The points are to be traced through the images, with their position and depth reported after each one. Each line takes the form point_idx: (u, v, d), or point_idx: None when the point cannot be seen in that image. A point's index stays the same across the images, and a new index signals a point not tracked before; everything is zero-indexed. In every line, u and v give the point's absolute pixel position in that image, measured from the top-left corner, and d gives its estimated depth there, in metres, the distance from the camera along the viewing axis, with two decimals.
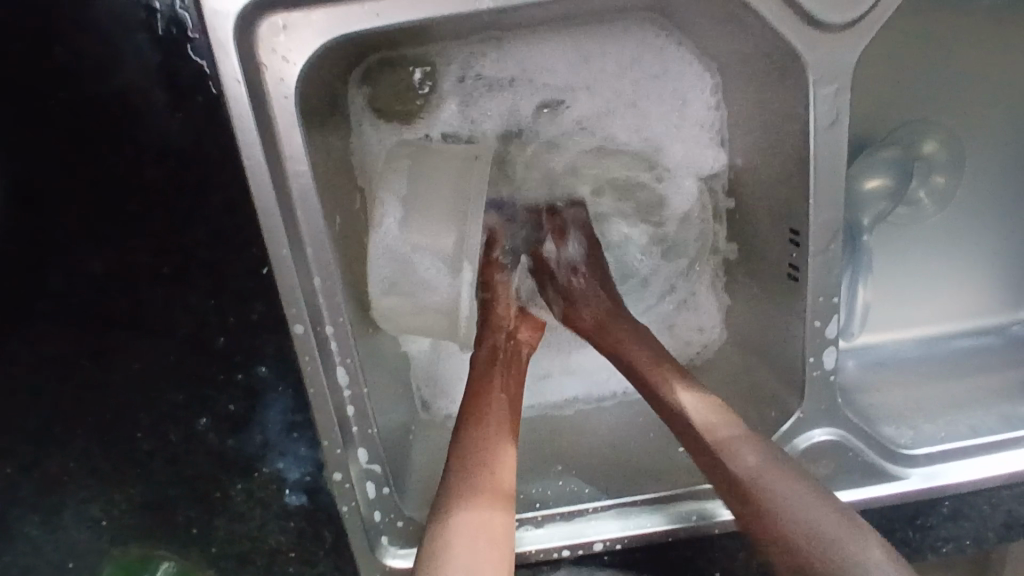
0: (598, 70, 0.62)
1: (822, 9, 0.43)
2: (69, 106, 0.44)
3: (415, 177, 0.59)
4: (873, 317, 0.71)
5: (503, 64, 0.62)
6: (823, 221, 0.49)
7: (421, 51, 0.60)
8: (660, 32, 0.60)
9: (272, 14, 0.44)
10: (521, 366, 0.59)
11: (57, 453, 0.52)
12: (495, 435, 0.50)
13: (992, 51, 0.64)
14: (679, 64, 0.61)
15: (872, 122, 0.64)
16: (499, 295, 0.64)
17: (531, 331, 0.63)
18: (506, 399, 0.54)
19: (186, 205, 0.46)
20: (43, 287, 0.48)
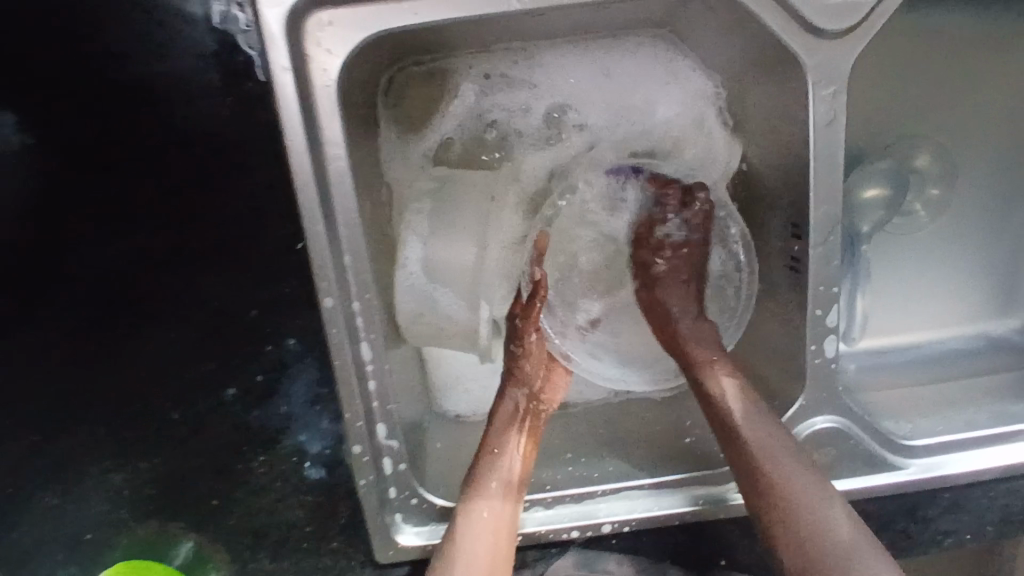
0: (613, 79, 0.66)
1: (822, 17, 0.47)
2: (110, 68, 0.47)
3: (439, 215, 0.61)
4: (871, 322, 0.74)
5: (528, 71, 0.65)
6: (823, 214, 0.52)
7: (450, 61, 0.64)
8: (670, 48, 0.64)
9: (321, 9, 0.46)
10: (540, 427, 0.60)
11: (88, 421, 0.54)
12: (510, 473, 0.56)
13: (984, 71, 0.68)
14: (684, 75, 0.65)
15: (868, 135, 0.68)
16: (532, 349, 0.62)
17: (554, 390, 0.64)
18: (525, 437, 0.58)
19: (230, 180, 0.50)
20: (83, 253, 0.51)
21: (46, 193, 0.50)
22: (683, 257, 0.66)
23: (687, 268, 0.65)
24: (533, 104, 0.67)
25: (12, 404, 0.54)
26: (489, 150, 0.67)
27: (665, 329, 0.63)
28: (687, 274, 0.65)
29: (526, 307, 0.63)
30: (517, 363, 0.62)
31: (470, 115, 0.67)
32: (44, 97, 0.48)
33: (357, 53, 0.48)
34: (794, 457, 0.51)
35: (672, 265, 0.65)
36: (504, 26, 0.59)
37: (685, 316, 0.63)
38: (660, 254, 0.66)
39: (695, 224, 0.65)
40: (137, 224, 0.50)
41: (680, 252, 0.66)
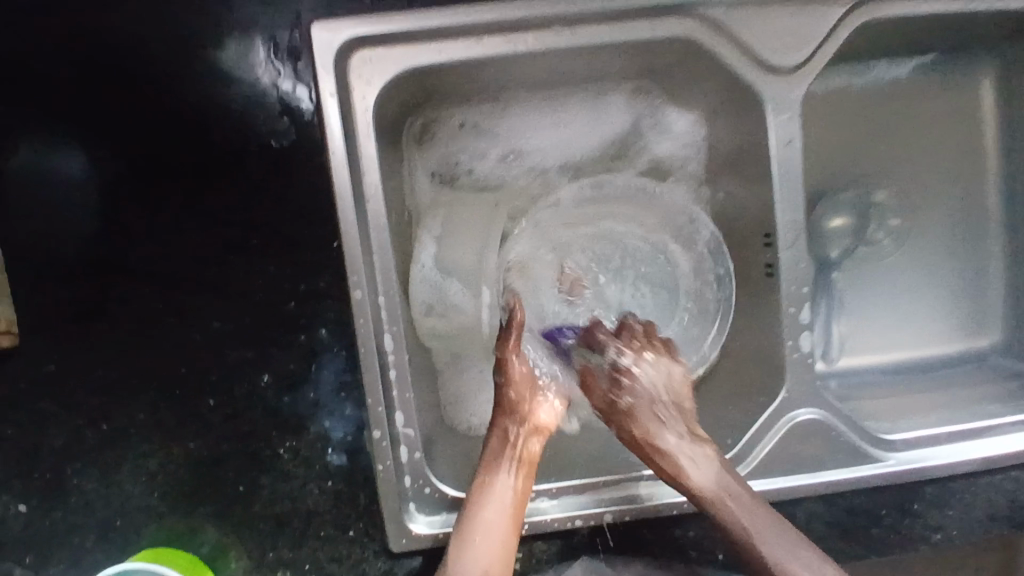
0: (583, 132, 0.68)
1: (771, 57, 0.57)
2: (192, 94, 0.57)
3: (451, 221, 0.68)
4: (850, 344, 0.80)
5: (502, 122, 0.67)
6: (788, 222, 0.60)
7: (440, 110, 0.65)
8: (649, 99, 0.67)
9: (363, 48, 0.55)
10: (536, 453, 0.59)
11: (129, 408, 0.58)
12: (503, 504, 0.56)
13: (924, 118, 0.78)
14: (660, 123, 0.68)
15: (829, 173, 0.77)
16: (515, 376, 0.58)
17: (549, 414, 0.59)
18: (519, 467, 0.57)
19: (279, 189, 0.58)
20: (147, 247, 0.58)
21: (125, 193, 0.58)
22: (651, 377, 0.58)
23: (663, 388, 0.58)
24: (508, 151, 0.68)
25: (61, 390, 0.58)
26: (474, 189, 0.69)
27: (664, 464, 0.56)
28: (661, 396, 0.57)
29: (506, 337, 0.59)
30: (502, 391, 0.59)
31: (454, 161, 0.68)
32: (135, 116, 0.57)
33: (394, 84, 0.57)
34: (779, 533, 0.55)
35: (644, 393, 0.57)
36: (499, 76, 0.61)
37: (674, 430, 0.56)
38: (623, 388, 0.57)
39: (642, 344, 0.59)
40: (200, 223, 0.58)
41: (646, 382, 0.57)
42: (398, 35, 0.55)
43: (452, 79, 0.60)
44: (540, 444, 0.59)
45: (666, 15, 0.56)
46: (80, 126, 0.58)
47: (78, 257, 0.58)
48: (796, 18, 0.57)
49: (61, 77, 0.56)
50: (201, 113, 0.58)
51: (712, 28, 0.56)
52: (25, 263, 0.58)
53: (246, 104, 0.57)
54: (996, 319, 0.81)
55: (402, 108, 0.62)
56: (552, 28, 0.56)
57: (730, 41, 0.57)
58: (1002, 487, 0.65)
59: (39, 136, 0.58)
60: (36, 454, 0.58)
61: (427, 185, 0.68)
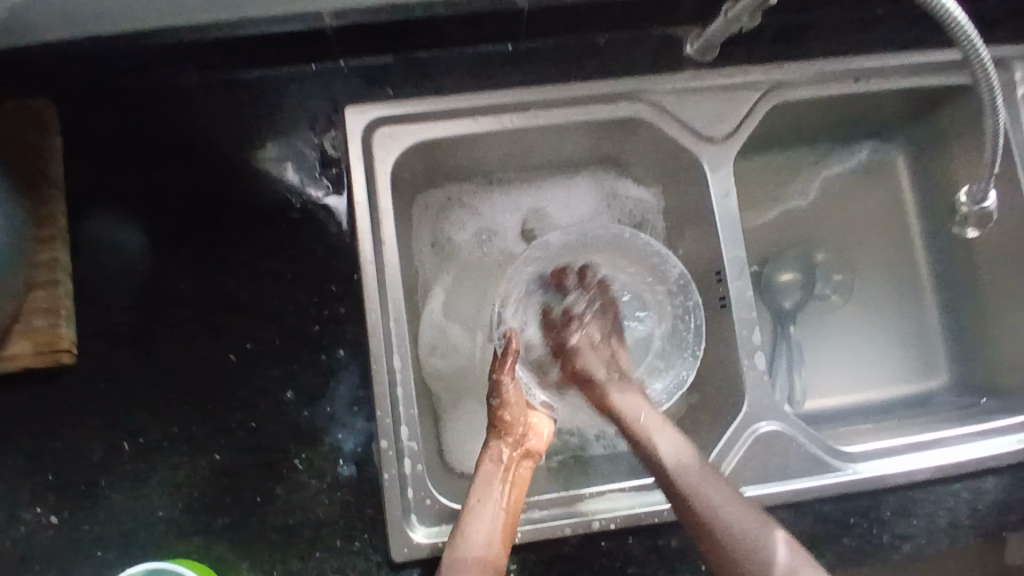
0: (558, 201, 0.82)
1: (707, 130, 0.73)
2: (245, 158, 0.71)
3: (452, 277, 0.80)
4: (816, 390, 0.88)
5: (491, 198, 0.81)
6: (733, 258, 0.72)
7: (442, 185, 0.79)
8: (616, 172, 0.82)
9: (385, 125, 0.70)
10: (525, 475, 0.65)
11: (165, 423, 0.66)
12: (495, 521, 0.60)
13: (851, 192, 0.91)
14: (627, 193, 0.82)
15: (775, 240, 0.90)
16: (510, 398, 0.67)
17: (539, 437, 0.67)
18: (509, 487, 0.63)
19: (312, 232, 0.71)
20: (198, 280, 0.69)
21: (182, 237, 0.70)
22: (594, 325, 0.75)
23: (603, 333, 0.75)
24: (496, 222, 0.82)
25: (106, 407, 0.66)
26: (468, 252, 0.81)
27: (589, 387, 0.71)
28: (602, 338, 0.74)
29: (502, 364, 0.69)
30: (498, 416, 0.67)
31: (451, 228, 0.81)
32: (198, 177, 0.71)
33: (405, 154, 0.71)
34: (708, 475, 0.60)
35: (586, 335, 0.74)
36: (487, 154, 0.76)
37: (603, 361, 0.72)
38: (571, 328, 0.75)
39: (599, 298, 0.77)
40: (245, 261, 0.70)
41: (591, 326, 0.75)
42: (409, 115, 0.70)
43: (452, 153, 0.74)
44: (529, 466, 0.66)
45: (619, 100, 0.72)
46: (149, 185, 0.70)
47: (135, 290, 0.69)
48: (721, 100, 0.73)
49: (139, 148, 0.70)
50: (251, 174, 0.71)
51: (656, 109, 0.72)
52: (88, 297, 0.68)
53: (291, 168, 0.71)
54: (939, 363, 0.89)
55: (411, 180, 0.76)
56: (532, 111, 0.72)
57: (672, 118, 0.73)
58: (960, 496, 0.70)
59: (111, 192, 0.70)
60: (73, 468, 0.64)
61: (430, 245, 0.80)
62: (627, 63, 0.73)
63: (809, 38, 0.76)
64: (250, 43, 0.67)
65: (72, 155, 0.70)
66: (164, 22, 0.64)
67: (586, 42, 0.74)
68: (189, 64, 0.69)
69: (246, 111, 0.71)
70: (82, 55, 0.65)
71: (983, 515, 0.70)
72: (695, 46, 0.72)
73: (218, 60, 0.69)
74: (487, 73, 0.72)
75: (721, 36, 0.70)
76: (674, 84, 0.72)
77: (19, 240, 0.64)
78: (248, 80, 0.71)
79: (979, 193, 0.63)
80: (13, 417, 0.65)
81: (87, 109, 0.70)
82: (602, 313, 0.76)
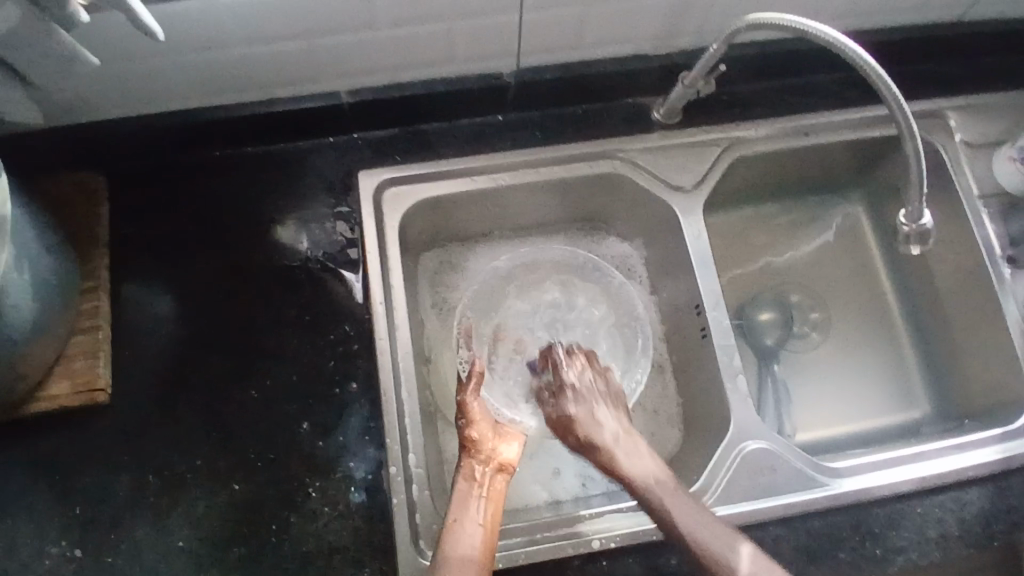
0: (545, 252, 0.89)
1: (677, 181, 0.82)
2: (269, 218, 0.80)
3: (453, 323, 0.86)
4: (808, 423, 0.89)
5: (486, 250, 0.89)
6: (708, 290, 0.79)
7: (440, 239, 0.87)
8: (597, 229, 0.91)
9: (393, 186, 0.79)
10: (500, 489, 0.67)
11: (190, 456, 0.71)
12: (473, 538, 0.63)
13: (819, 236, 0.97)
14: (608, 246, 0.91)
15: (753, 283, 0.95)
16: (475, 418, 0.69)
17: (509, 451, 0.69)
18: (485, 504, 0.65)
19: (326, 281, 0.78)
20: (225, 326, 0.76)
21: (212, 287, 0.78)
22: (590, 391, 0.65)
23: (600, 395, 0.65)
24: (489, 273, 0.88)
25: (137, 443, 0.71)
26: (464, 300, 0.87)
27: (597, 459, 0.62)
28: (603, 404, 0.64)
29: (467, 387, 0.71)
30: (466, 434, 0.69)
31: (450, 279, 0.87)
32: (227, 235, 0.79)
33: (413, 211, 0.80)
34: (718, 531, 0.56)
35: (583, 403, 0.64)
36: (481, 210, 0.84)
37: (611, 431, 0.62)
38: (567, 398, 0.65)
39: (591, 368, 0.68)
40: (268, 307, 0.77)
41: (587, 394, 0.65)
42: (415, 177, 0.80)
43: (451, 209, 0.83)
44: (504, 480, 0.68)
45: (597, 158, 0.82)
46: (183, 245, 0.79)
47: (168, 336, 0.75)
48: (688, 155, 0.83)
49: (176, 213, 0.80)
50: (275, 231, 0.80)
51: (630, 165, 0.82)
52: (125, 344, 0.75)
53: (312, 225, 0.80)
54: (920, 394, 0.91)
55: (416, 235, 0.84)
56: (523, 170, 0.82)
57: (645, 173, 0.82)
58: (947, 508, 0.73)
59: (148, 251, 0.79)
60: (102, 502, 0.69)
61: (431, 296, 0.86)
62: (602, 128, 0.85)
63: (760, 102, 0.88)
64: (278, 119, 0.79)
65: (117, 221, 0.79)
66: (208, 103, 0.77)
67: (566, 111, 0.85)
68: (225, 140, 0.80)
69: (270, 178, 0.82)
70: (133, 134, 0.77)
71: (970, 524, 0.73)
72: (660, 111, 0.84)
73: (250, 134, 0.80)
74: (482, 139, 0.83)
75: (680, 102, 0.81)
76: (644, 144, 0.83)
77: (70, 291, 0.71)
78: (273, 152, 0.82)
79: (916, 214, 0.72)
80: (51, 456, 0.70)
81: (132, 181, 0.80)
82: (595, 376, 0.67)
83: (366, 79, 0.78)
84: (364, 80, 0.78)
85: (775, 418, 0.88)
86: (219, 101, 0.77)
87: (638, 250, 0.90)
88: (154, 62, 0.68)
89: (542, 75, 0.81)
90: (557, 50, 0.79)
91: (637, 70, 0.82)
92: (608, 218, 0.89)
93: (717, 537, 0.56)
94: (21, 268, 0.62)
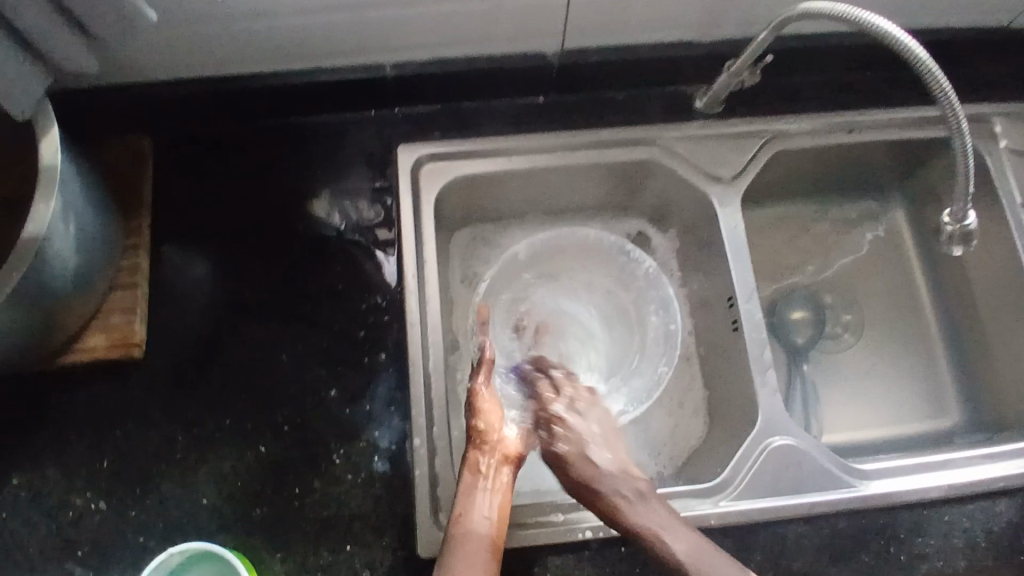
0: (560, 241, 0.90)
1: (715, 172, 0.81)
2: (308, 187, 0.81)
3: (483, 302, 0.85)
4: (835, 425, 0.87)
5: (518, 233, 0.89)
6: (741, 283, 0.78)
7: (473, 218, 0.87)
8: (630, 216, 0.90)
9: (431, 162, 0.80)
10: (507, 480, 0.65)
11: (218, 415, 0.72)
12: (480, 527, 0.61)
13: (856, 237, 0.96)
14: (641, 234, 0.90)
15: (786, 281, 0.94)
16: (483, 408, 0.67)
17: (514, 440, 0.67)
18: (492, 496, 0.63)
19: (360, 251, 0.79)
20: (260, 289, 0.77)
21: (249, 252, 0.78)
22: (582, 425, 0.68)
23: (595, 432, 0.67)
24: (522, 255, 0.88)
25: (168, 400, 0.72)
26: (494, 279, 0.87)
27: (581, 491, 0.64)
28: (595, 438, 0.66)
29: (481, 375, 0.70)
30: (472, 425, 0.67)
31: (483, 259, 0.87)
32: (266, 201, 0.80)
33: (448, 188, 0.80)
34: (631, 491, 0.62)
35: (573, 439, 0.66)
36: (517, 191, 0.84)
37: (591, 455, 0.65)
38: (557, 435, 0.67)
39: (578, 398, 0.71)
40: (302, 273, 0.78)
41: (578, 429, 0.67)
42: (453, 154, 0.80)
43: (487, 189, 0.83)
44: (511, 471, 0.66)
45: (636, 145, 0.82)
46: (221, 209, 0.80)
47: (203, 297, 0.76)
48: (727, 146, 0.82)
49: (216, 177, 0.81)
50: (312, 200, 0.80)
51: (668, 153, 0.82)
52: (161, 302, 0.76)
53: (346, 201, 0.80)
54: (951, 402, 0.89)
55: (451, 213, 0.84)
56: (561, 152, 0.81)
57: (683, 162, 0.82)
58: (975, 517, 0.71)
59: (187, 213, 0.80)
60: (131, 457, 0.70)
61: (461, 274, 0.86)
62: (641, 115, 0.84)
63: (803, 97, 0.87)
64: (321, 90, 0.80)
65: (159, 182, 0.80)
66: (253, 69, 0.78)
67: (606, 96, 0.85)
68: (268, 108, 0.81)
69: (309, 147, 0.82)
70: (180, 97, 0.78)
71: (1000, 537, 0.71)
72: (702, 101, 0.83)
73: (292, 104, 0.81)
74: (520, 120, 0.83)
75: (724, 91, 0.80)
76: (684, 133, 0.82)
77: (111, 247, 0.72)
78: (313, 123, 0.83)
79: (960, 214, 0.70)
80: (84, 408, 0.72)
81: (176, 143, 0.81)
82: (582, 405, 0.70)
83: (410, 52, 0.78)
84: (406, 54, 0.78)
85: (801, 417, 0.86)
86: (264, 68, 0.78)
87: (671, 241, 0.89)
88: (207, 23, 0.69)
89: (584, 58, 0.81)
90: (600, 33, 0.79)
91: (679, 58, 0.82)
92: (642, 207, 0.89)
93: (633, 504, 0.61)
94: (67, 219, 0.64)
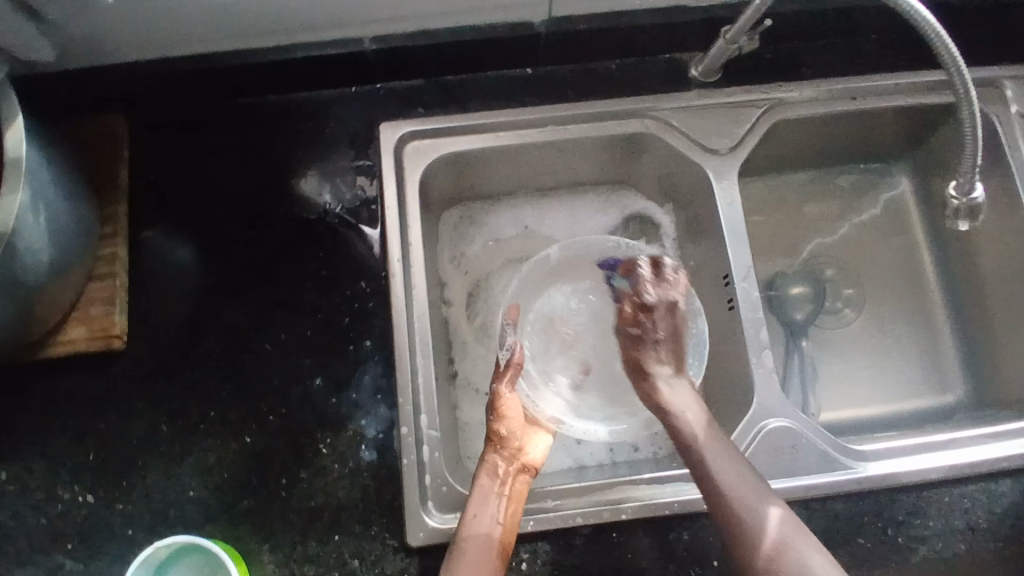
0: (551, 217, 0.86)
1: (712, 145, 0.77)
2: (287, 169, 0.78)
3: (474, 283, 0.83)
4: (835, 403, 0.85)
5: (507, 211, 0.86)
6: (738, 261, 0.75)
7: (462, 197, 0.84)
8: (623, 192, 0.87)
9: (415, 141, 0.76)
10: (521, 489, 0.65)
11: (203, 405, 0.71)
12: (490, 533, 0.61)
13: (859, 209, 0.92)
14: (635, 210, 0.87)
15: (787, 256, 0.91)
16: (508, 413, 0.68)
17: (535, 451, 0.68)
18: (505, 503, 0.63)
19: (343, 235, 0.76)
20: (243, 277, 0.75)
21: (229, 238, 0.76)
22: (662, 321, 0.67)
23: (670, 331, 0.67)
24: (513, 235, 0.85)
25: (151, 391, 0.71)
26: (483, 262, 0.84)
27: (637, 376, 0.67)
28: (665, 338, 0.67)
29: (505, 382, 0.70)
30: (494, 430, 0.68)
31: (473, 239, 0.85)
32: (244, 184, 0.78)
33: (432, 167, 0.77)
34: (707, 433, 0.62)
35: (649, 332, 0.67)
36: (505, 169, 0.81)
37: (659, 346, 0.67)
38: (636, 322, 0.67)
39: (674, 292, 0.68)
40: (285, 258, 0.76)
41: (658, 323, 0.67)
42: (438, 131, 0.77)
43: (474, 168, 0.80)
44: (526, 481, 0.66)
45: (628, 118, 0.78)
46: (198, 194, 0.77)
47: (183, 284, 0.75)
48: (725, 117, 0.79)
49: (192, 160, 0.78)
50: (294, 183, 0.78)
51: (662, 125, 0.78)
52: (140, 291, 0.74)
53: (331, 181, 0.78)
54: (954, 378, 0.86)
55: (438, 192, 0.81)
56: (552, 126, 0.78)
57: (678, 135, 0.78)
58: (974, 499, 0.70)
59: (163, 198, 0.77)
60: (117, 447, 0.70)
61: (449, 255, 0.84)
62: (634, 87, 0.80)
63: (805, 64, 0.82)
64: (299, 66, 0.76)
65: (134, 166, 0.78)
66: (226, 46, 0.74)
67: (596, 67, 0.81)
68: (245, 86, 0.78)
69: (288, 127, 0.79)
70: (150, 76, 0.75)
71: (998, 519, 0.70)
72: (700, 69, 0.80)
73: (270, 81, 0.78)
74: (509, 93, 0.80)
75: (722, 59, 0.77)
76: (678, 104, 0.78)
77: (88, 236, 0.70)
78: (293, 102, 0.80)
79: (967, 186, 0.67)
80: (68, 400, 0.71)
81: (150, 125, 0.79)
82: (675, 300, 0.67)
83: (389, 25, 0.74)
84: (387, 26, 0.74)
85: (799, 397, 0.84)
86: (238, 44, 0.74)
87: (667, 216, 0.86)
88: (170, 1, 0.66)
89: (573, 27, 0.76)
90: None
91: (673, 24, 0.77)
92: (637, 182, 0.86)
93: (707, 446, 0.61)
94: (37, 209, 0.62)
